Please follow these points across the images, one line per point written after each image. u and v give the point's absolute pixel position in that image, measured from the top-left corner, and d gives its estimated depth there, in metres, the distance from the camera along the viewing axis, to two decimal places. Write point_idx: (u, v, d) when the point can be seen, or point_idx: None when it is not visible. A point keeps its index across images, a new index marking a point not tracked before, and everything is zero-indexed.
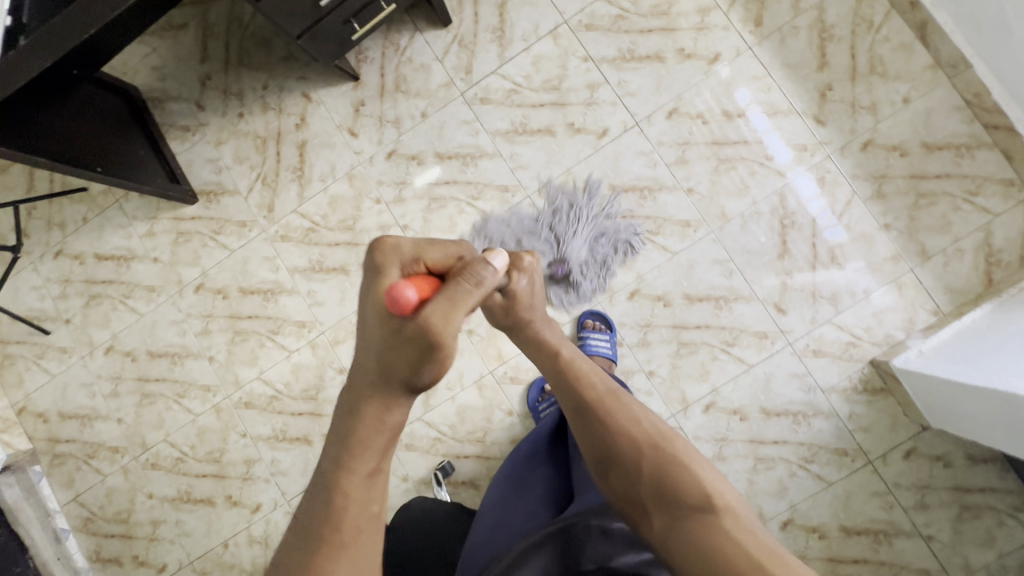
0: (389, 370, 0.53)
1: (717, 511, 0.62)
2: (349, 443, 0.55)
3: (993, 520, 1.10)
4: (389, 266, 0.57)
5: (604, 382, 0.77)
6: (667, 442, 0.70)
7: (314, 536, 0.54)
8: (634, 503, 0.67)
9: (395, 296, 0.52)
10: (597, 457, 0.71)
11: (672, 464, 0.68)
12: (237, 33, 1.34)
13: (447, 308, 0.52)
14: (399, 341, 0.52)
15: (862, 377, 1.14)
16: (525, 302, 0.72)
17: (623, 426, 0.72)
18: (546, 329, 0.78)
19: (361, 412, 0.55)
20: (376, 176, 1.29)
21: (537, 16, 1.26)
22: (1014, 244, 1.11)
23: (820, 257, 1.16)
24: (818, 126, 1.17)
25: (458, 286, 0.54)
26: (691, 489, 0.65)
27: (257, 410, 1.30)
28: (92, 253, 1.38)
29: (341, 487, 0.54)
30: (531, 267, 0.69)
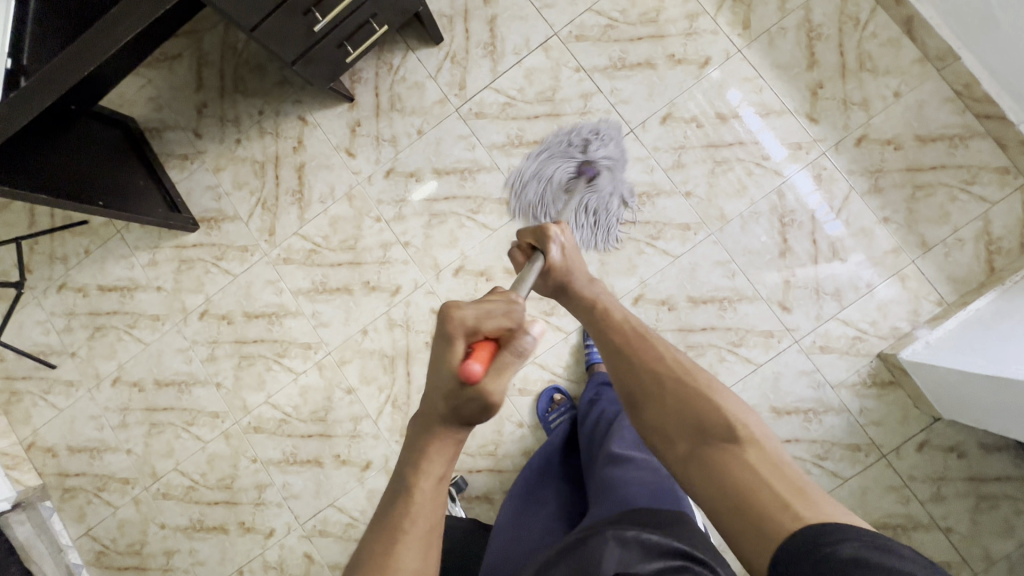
0: (456, 410, 0.56)
1: (741, 443, 0.64)
2: (422, 450, 0.59)
3: (1010, 509, 1.10)
4: (456, 338, 0.57)
5: (635, 327, 0.79)
6: (693, 377, 0.72)
7: (386, 535, 0.56)
8: (663, 435, 0.70)
9: (463, 373, 0.54)
10: (626, 395, 0.75)
11: (696, 398, 0.69)
12: (232, 61, 1.35)
13: (507, 388, 0.55)
14: (466, 396, 0.55)
15: (870, 371, 1.14)
16: (561, 270, 0.83)
17: (649, 364, 0.74)
18: (586, 286, 0.85)
19: (429, 428, 0.59)
20: (375, 195, 1.30)
21: (527, 29, 1.27)
22: (1013, 231, 1.12)
23: (821, 253, 1.17)
24: (811, 124, 1.18)
25: (513, 364, 0.56)
26: (715, 421, 0.66)
27: (267, 434, 1.30)
28: (95, 285, 1.38)
29: (413, 489, 0.57)
30: (560, 236, 0.83)
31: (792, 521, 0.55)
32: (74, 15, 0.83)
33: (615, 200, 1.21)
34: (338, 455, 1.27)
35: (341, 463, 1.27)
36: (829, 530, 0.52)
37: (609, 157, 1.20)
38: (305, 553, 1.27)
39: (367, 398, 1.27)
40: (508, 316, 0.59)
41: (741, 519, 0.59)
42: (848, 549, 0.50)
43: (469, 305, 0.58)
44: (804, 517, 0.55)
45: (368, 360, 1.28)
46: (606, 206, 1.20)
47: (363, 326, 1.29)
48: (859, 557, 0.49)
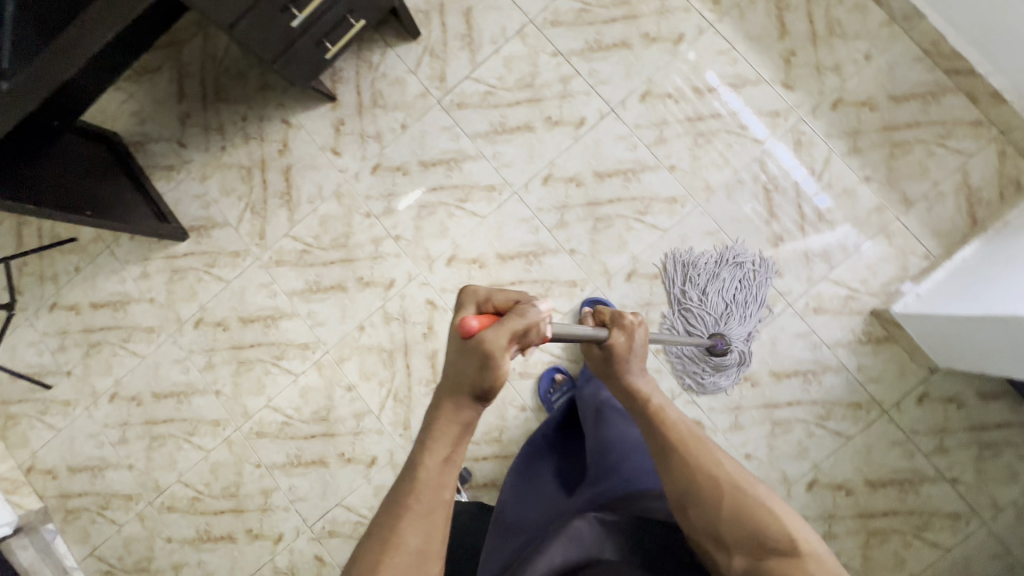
0: (461, 381, 0.57)
1: (800, 554, 0.62)
2: (431, 427, 0.58)
3: (1013, 455, 1.11)
4: (464, 305, 0.61)
5: (688, 426, 0.75)
6: (749, 485, 0.68)
7: (394, 511, 0.55)
8: (717, 543, 0.66)
9: (459, 324, 0.57)
10: (676, 496, 0.69)
11: (755, 506, 0.66)
12: (212, 69, 1.36)
13: (500, 342, 0.55)
14: (464, 357, 0.56)
15: (864, 328, 1.16)
16: (622, 356, 0.80)
17: (705, 467, 0.69)
18: (638, 377, 0.81)
19: (441, 404, 0.58)
20: (364, 191, 1.31)
21: (503, 19, 1.29)
22: (992, 181, 1.14)
23: (807, 217, 1.18)
24: (787, 91, 1.21)
25: (513, 321, 0.56)
26: (774, 530, 0.63)
27: (270, 438, 1.29)
28: (87, 301, 1.37)
29: (421, 465, 0.56)
30: (633, 326, 0.81)
31: None
32: (39, 14, 0.82)
33: (705, 364, 1.17)
34: (342, 453, 1.26)
35: (346, 462, 1.26)
36: None
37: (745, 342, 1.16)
38: (316, 556, 1.25)
39: (369, 394, 1.27)
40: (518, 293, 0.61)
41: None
42: None
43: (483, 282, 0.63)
44: None
45: (367, 356, 1.28)
46: (695, 359, 1.17)
47: (360, 322, 1.29)
48: None
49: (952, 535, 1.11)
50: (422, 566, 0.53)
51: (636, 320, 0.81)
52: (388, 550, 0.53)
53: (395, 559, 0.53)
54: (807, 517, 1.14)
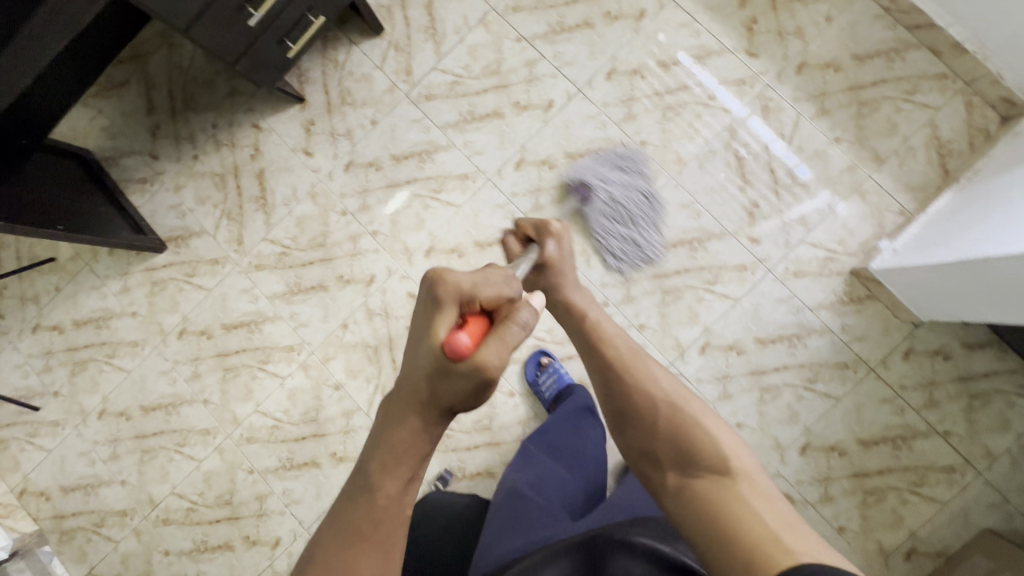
0: (439, 400, 0.57)
1: (733, 475, 0.63)
2: (394, 450, 0.57)
3: (1003, 403, 1.11)
4: (445, 303, 0.58)
5: (628, 346, 0.79)
6: (685, 404, 0.71)
7: (349, 537, 0.56)
8: (651, 461, 0.69)
9: (452, 341, 0.54)
10: (616, 415, 0.74)
11: (689, 425, 0.68)
12: (179, 79, 1.36)
13: (499, 360, 0.56)
14: (457, 376, 0.55)
15: (845, 288, 1.15)
16: (556, 266, 0.85)
17: (640, 385, 0.73)
18: (575, 293, 0.86)
19: (404, 423, 0.58)
20: (338, 189, 1.31)
21: (465, 8, 1.29)
22: (961, 132, 1.14)
23: (781, 181, 1.18)
24: (751, 59, 1.21)
25: (514, 334, 0.58)
26: (706, 447, 0.66)
27: (261, 443, 1.29)
28: (70, 320, 1.37)
29: (379, 491, 0.57)
30: (561, 233, 0.86)
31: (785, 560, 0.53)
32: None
33: (610, 250, 1.20)
34: (334, 453, 1.26)
35: (338, 461, 1.26)
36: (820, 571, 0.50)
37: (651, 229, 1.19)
38: None
39: (356, 391, 1.26)
40: (503, 291, 0.62)
41: (731, 555, 0.57)
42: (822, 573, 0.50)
43: (463, 273, 0.60)
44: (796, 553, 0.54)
45: (352, 353, 1.27)
46: (601, 244, 1.20)
47: (343, 320, 1.28)
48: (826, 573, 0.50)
49: (949, 489, 1.11)
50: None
51: (563, 227, 0.86)
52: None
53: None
54: (803, 482, 1.14)
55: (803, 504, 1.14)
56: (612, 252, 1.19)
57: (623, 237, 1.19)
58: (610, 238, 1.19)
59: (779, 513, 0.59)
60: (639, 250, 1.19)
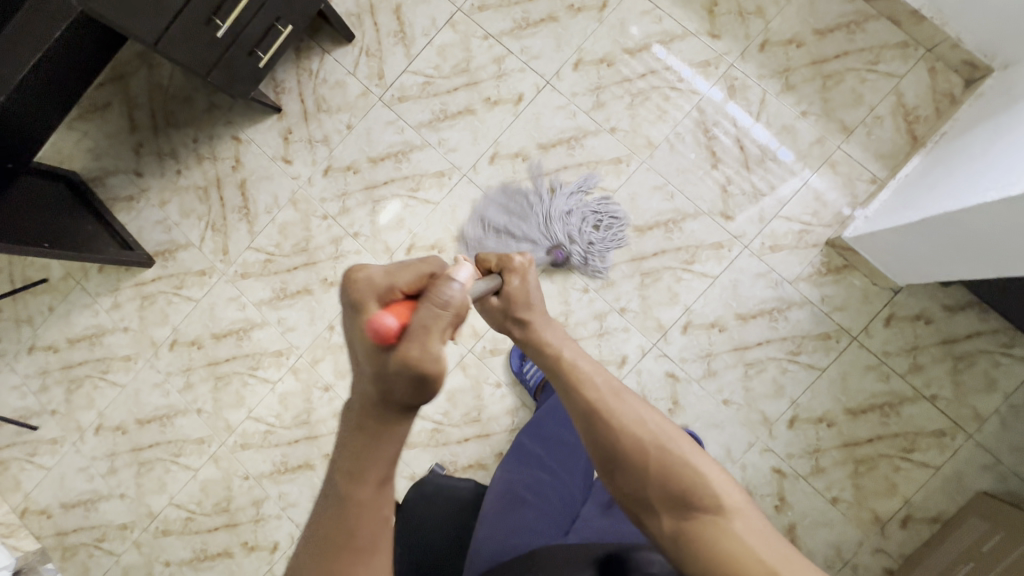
0: (389, 403, 0.49)
1: (728, 514, 0.59)
2: (358, 458, 0.50)
3: (988, 364, 1.11)
4: (365, 302, 0.52)
5: (605, 381, 0.69)
6: (673, 444, 0.63)
7: (324, 548, 0.50)
8: (645, 506, 0.63)
9: (374, 328, 0.49)
10: (603, 462, 0.65)
11: (679, 466, 0.62)
12: (160, 98, 1.40)
13: (423, 340, 0.47)
14: (392, 374, 0.48)
15: (823, 259, 1.16)
16: (521, 302, 0.73)
17: (626, 429, 0.65)
18: (545, 326, 0.74)
19: (363, 428, 0.50)
20: (318, 194, 1.33)
21: (432, 11, 1.32)
22: (926, 98, 1.15)
23: (751, 158, 1.20)
24: (714, 40, 1.23)
25: (438, 315, 0.48)
26: (699, 488, 0.60)
27: (255, 449, 1.30)
28: (64, 339, 1.39)
29: (348, 499, 0.51)
30: (525, 268, 0.73)
31: None
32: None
33: (599, 241, 1.20)
34: (327, 454, 1.27)
35: None
36: None
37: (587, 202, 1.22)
38: None
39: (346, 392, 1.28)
40: (423, 268, 0.54)
41: None
42: None
43: (377, 266, 0.54)
44: None
45: (340, 354, 1.29)
46: (590, 245, 1.20)
47: (329, 322, 1.30)
48: None
49: (940, 453, 1.11)
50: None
51: (525, 260, 0.74)
52: None
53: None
54: (793, 455, 1.14)
55: (795, 477, 1.14)
56: (602, 242, 1.20)
57: (585, 225, 1.21)
58: (589, 236, 1.20)
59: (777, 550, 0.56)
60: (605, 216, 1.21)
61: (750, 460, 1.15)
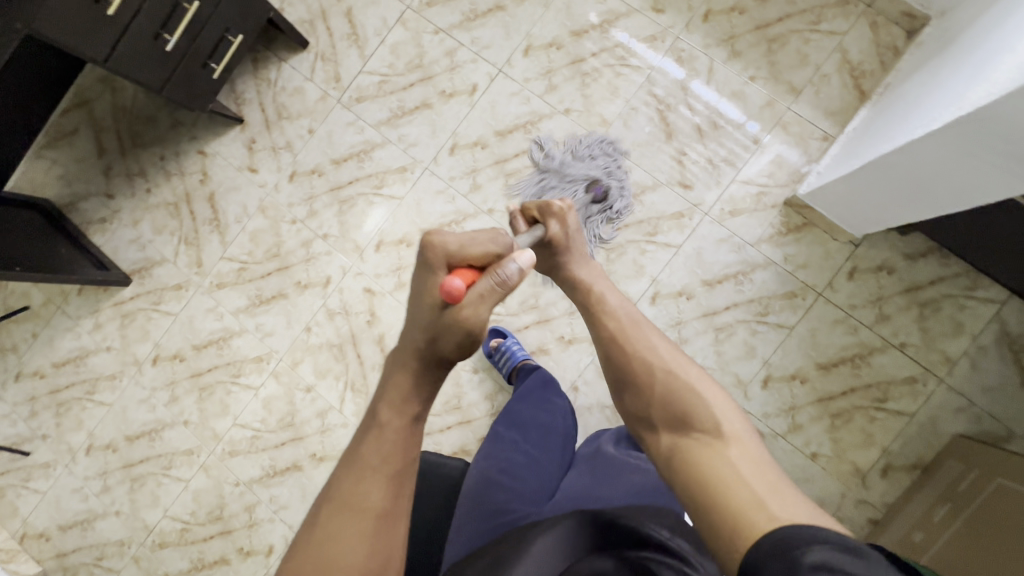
0: (435, 346, 0.56)
1: (724, 438, 0.59)
2: (397, 388, 0.56)
3: (953, 308, 1.12)
4: (436, 265, 0.59)
5: (628, 314, 0.75)
6: (681, 370, 0.66)
7: (359, 467, 0.53)
8: (647, 422, 0.66)
9: (444, 290, 0.55)
10: (615, 382, 0.70)
11: (685, 390, 0.64)
12: (124, 120, 1.43)
13: (483, 313, 0.54)
14: (445, 323, 0.55)
15: (781, 220, 1.18)
16: (561, 244, 0.80)
17: (637, 354, 0.70)
18: (582, 268, 0.82)
19: (405, 363, 0.57)
20: (286, 200, 1.35)
21: (382, 11, 1.35)
22: (870, 53, 1.16)
23: (703, 127, 1.22)
24: (658, 14, 1.25)
25: (495, 290, 0.55)
26: (699, 410, 0.62)
27: (243, 455, 1.32)
28: (49, 363, 1.43)
29: (384, 425, 0.55)
30: (564, 212, 0.81)
31: (763, 527, 0.49)
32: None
33: (614, 167, 1.20)
34: (313, 453, 1.28)
35: (319, 461, 1.28)
36: (789, 535, 0.46)
37: (582, 144, 1.22)
38: None
39: (327, 391, 1.29)
40: (491, 242, 0.59)
41: (712, 517, 0.53)
42: (813, 558, 0.43)
43: (451, 233, 0.60)
44: (777, 517, 0.50)
45: (319, 355, 1.30)
46: (614, 174, 1.20)
47: (306, 324, 1.32)
48: (825, 563, 0.42)
49: (914, 400, 1.12)
50: (389, 525, 0.52)
51: (565, 206, 0.81)
52: (353, 508, 0.51)
53: (361, 518, 0.51)
54: (770, 414, 1.16)
55: (773, 436, 1.16)
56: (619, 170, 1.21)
57: (597, 162, 1.20)
58: (610, 171, 1.20)
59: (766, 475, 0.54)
60: (599, 148, 1.22)
61: None
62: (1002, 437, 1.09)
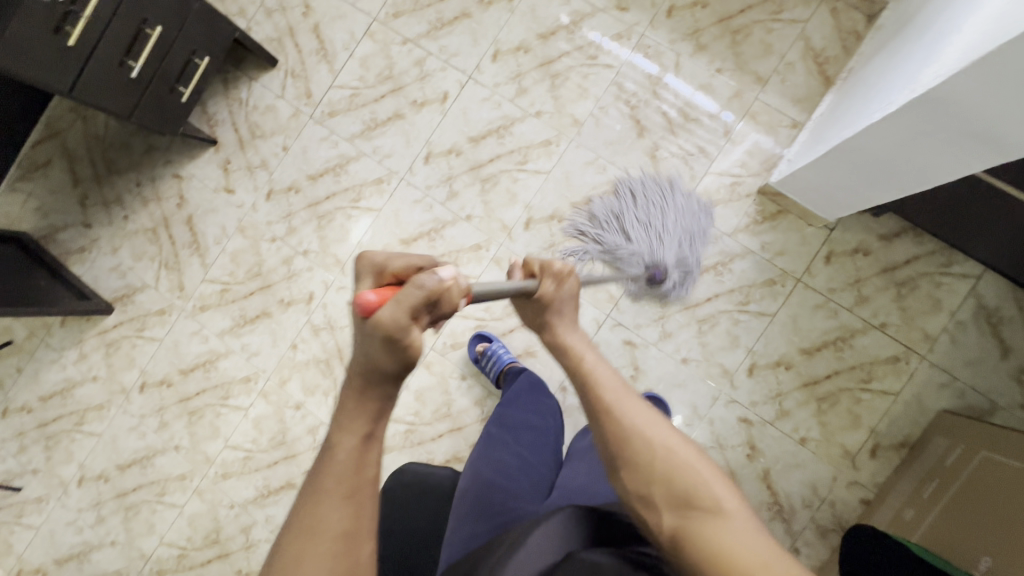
0: (373, 361, 0.48)
1: (727, 513, 0.57)
2: (344, 408, 0.50)
3: (930, 285, 1.13)
4: (363, 279, 0.53)
5: (618, 383, 0.69)
6: (677, 445, 0.63)
7: (314, 494, 0.48)
8: (648, 502, 0.61)
9: (356, 301, 0.48)
10: (611, 460, 0.64)
11: (684, 466, 0.61)
12: (97, 148, 1.43)
13: (391, 318, 0.45)
14: (368, 334, 0.47)
15: (756, 209, 1.19)
16: (551, 305, 0.74)
17: (632, 427, 0.64)
18: (569, 332, 0.75)
19: (349, 380, 0.50)
20: (264, 219, 1.35)
21: (349, 25, 1.36)
22: (833, 38, 1.18)
23: (674, 120, 1.23)
24: (622, 12, 1.26)
25: (409, 294, 0.46)
26: (701, 487, 0.59)
27: (236, 477, 1.31)
28: (36, 397, 1.42)
29: (335, 446, 0.49)
30: (563, 273, 0.74)
31: None
32: None
33: (687, 246, 1.17)
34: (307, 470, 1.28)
35: None
36: None
37: (671, 205, 1.18)
38: None
39: (317, 407, 1.29)
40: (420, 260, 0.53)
41: None
42: None
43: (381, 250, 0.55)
44: None
45: (306, 371, 1.30)
46: (682, 255, 1.17)
47: (292, 342, 1.32)
48: None
49: (898, 379, 1.13)
50: (350, 547, 0.47)
51: (566, 267, 0.74)
52: (306, 535, 0.46)
53: (316, 546, 0.46)
54: (757, 402, 1.17)
55: (761, 423, 1.16)
56: (691, 254, 1.17)
57: (672, 233, 1.17)
58: (680, 251, 1.17)
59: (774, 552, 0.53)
60: (683, 220, 1.18)
61: (716, 414, 1.18)
62: (986, 411, 1.10)
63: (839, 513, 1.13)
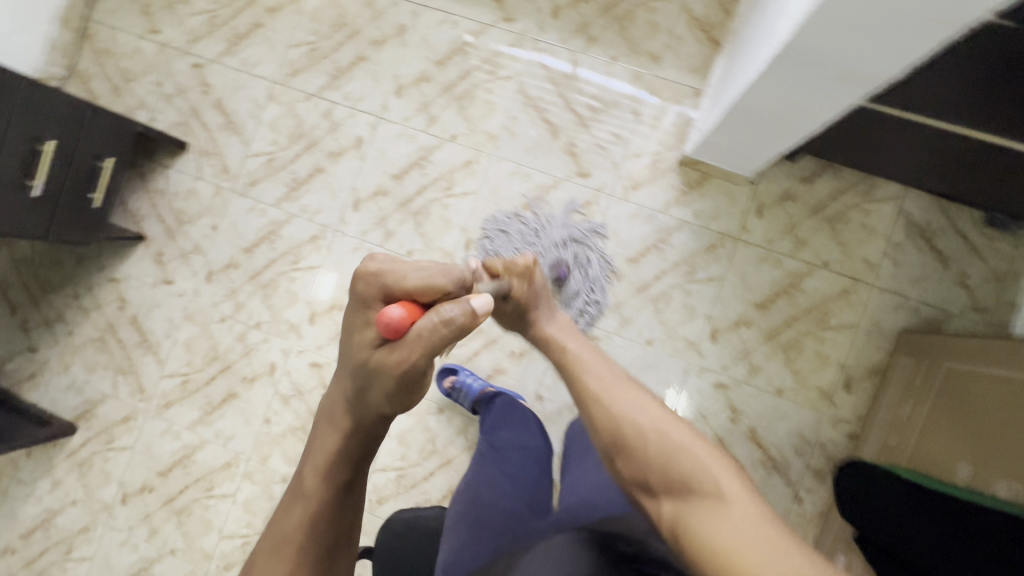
0: (368, 402, 0.51)
1: (728, 501, 0.50)
2: (326, 452, 0.53)
3: (859, 215, 1.16)
4: (368, 299, 0.52)
5: (610, 369, 0.66)
6: (671, 426, 0.57)
7: (280, 545, 0.51)
8: (643, 489, 0.57)
9: (381, 320, 0.49)
10: (603, 446, 0.60)
11: (678, 449, 0.55)
12: (27, 270, 1.41)
13: (413, 354, 0.48)
14: (374, 371, 0.50)
15: (681, 179, 1.21)
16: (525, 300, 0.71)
17: (622, 410, 0.60)
18: (551, 324, 0.72)
19: (336, 424, 0.53)
20: (209, 301, 1.34)
21: (251, 93, 1.36)
22: (712, 5, 1.22)
23: (584, 115, 1.25)
24: (509, 23, 1.28)
25: (431, 330, 0.47)
26: (697, 471, 0.53)
27: (238, 566, 1.28)
28: (19, 536, 1.38)
29: (308, 492, 0.52)
30: (529, 268, 0.71)
31: None
32: None
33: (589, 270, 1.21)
34: None
35: None
36: None
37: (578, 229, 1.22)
38: None
39: None
40: (438, 274, 0.52)
41: None
42: None
43: (396, 262, 0.52)
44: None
45: (285, 443, 1.28)
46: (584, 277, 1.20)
47: (264, 417, 1.29)
48: None
49: (853, 311, 1.16)
50: None
51: (529, 261, 0.71)
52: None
53: None
54: (728, 365, 1.18)
55: (737, 385, 1.18)
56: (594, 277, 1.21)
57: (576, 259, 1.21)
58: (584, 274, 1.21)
59: (783, 548, 0.45)
60: (587, 248, 1.22)
61: (692, 386, 1.19)
62: (942, 321, 1.13)
63: (831, 453, 1.15)
